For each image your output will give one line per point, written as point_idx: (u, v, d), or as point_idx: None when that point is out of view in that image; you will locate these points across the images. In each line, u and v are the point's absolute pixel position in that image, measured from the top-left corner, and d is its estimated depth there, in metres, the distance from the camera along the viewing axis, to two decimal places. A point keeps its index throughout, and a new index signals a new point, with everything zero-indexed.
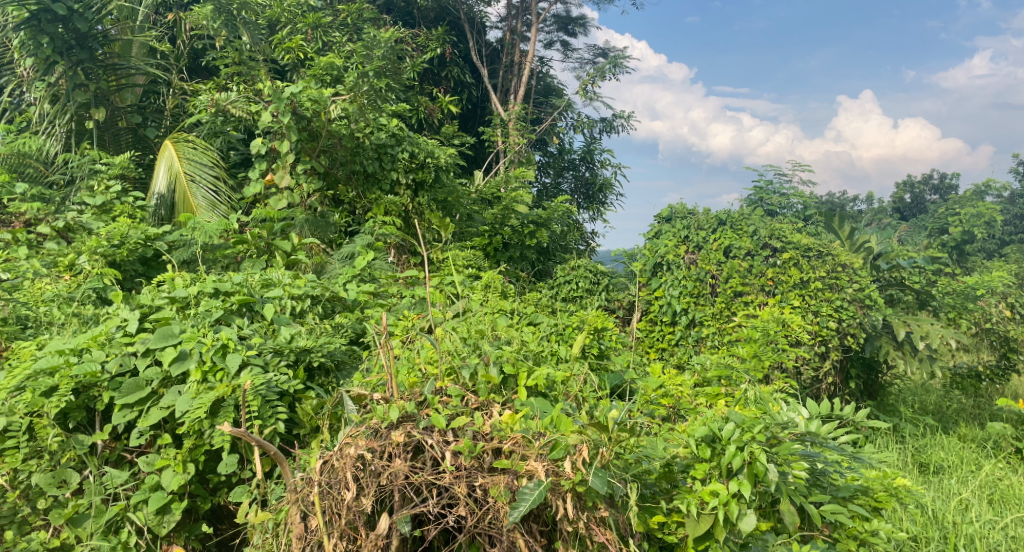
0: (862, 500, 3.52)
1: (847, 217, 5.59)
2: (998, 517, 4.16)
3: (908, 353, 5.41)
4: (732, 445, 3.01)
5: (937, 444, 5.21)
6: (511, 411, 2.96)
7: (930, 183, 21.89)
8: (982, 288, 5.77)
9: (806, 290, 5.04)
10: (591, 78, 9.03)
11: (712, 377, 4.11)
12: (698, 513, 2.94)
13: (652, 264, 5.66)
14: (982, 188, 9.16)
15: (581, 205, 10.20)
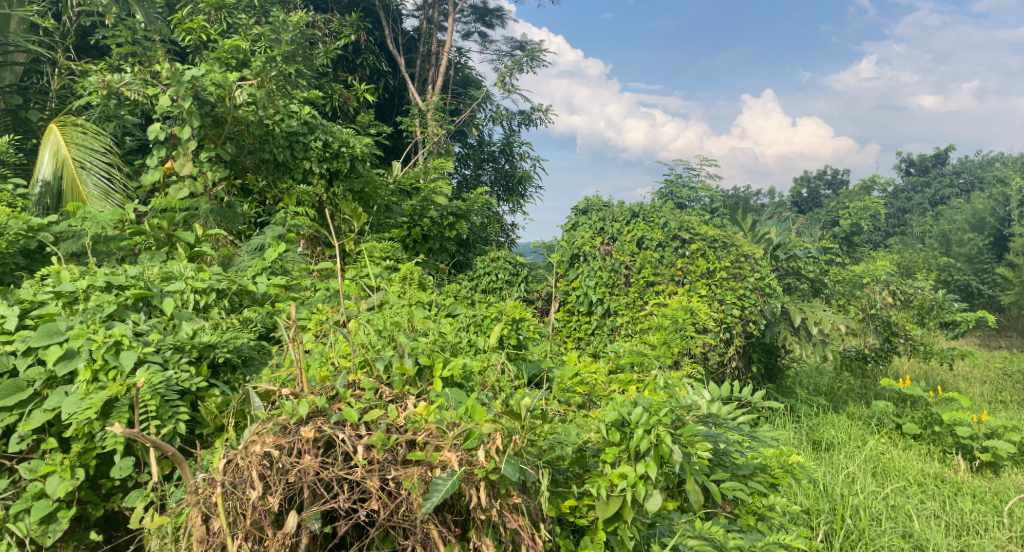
0: (761, 477, 3.80)
1: (749, 210, 5.94)
2: (879, 488, 4.54)
3: (803, 338, 5.80)
4: (639, 428, 3.14)
5: (828, 422, 5.62)
6: (426, 402, 2.94)
7: (825, 178, 23.45)
8: (867, 276, 6.27)
9: (712, 279, 5.30)
10: (509, 70, 9.07)
11: (625, 364, 4.24)
12: (608, 496, 3.04)
13: (569, 255, 5.75)
14: (868, 183, 9.89)
15: (501, 197, 10.25)
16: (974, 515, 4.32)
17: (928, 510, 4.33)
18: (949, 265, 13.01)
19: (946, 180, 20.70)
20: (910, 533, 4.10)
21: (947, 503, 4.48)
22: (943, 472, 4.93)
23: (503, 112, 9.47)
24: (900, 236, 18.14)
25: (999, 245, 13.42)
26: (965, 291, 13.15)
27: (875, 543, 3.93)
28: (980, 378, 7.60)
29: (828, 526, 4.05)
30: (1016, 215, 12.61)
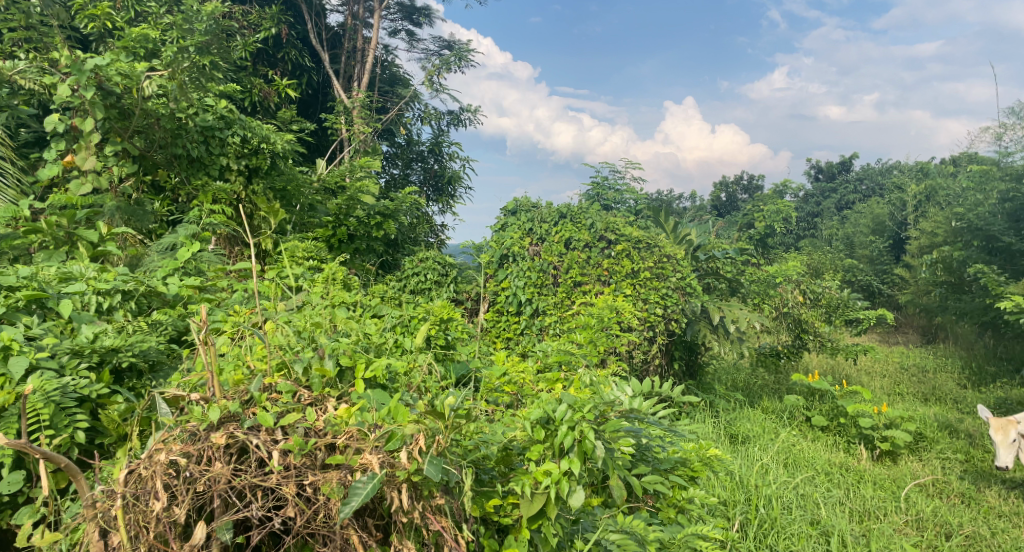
0: (681, 471, 3.94)
1: (671, 212, 6.15)
2: (790, 478, 4.79)
3: (721, 335, 6.04)
4: (564, 425, 3.17)
5: (744, 416, 5.87)
6: (347, 404, 2.88)
7: (741, 184, 24.55)
8: (779, 276, 6.60)
9: (636, 279, 5.45)
10: (437, 69, 9.02)
11: (552, 362, 4.28)
12: (532, 493, 3.06)
13: (499, 255, 5.77)
14: (780, 189, 10.43)
15: (431, 197, 10.17)
16: (874, 501, 4.61)
17: (834, 497, 4.59)
18: (853, 266, 13.89)
19: (851, 186, 22.05)
20: (817, 520, 4.34)
21: (851, 490, 4.76)
22: (848, 461, 5.26)
23: (432, 112, 9.41)
24: (810, 239, 19.21)
25: (897, 247, 14.42)
26: (867, 290, 14.08)
27: (785, 530, 4.13)
28: (880, 372, 8.14)
29: (743, 516, 4.24)
30: (911, 219, 13.61)
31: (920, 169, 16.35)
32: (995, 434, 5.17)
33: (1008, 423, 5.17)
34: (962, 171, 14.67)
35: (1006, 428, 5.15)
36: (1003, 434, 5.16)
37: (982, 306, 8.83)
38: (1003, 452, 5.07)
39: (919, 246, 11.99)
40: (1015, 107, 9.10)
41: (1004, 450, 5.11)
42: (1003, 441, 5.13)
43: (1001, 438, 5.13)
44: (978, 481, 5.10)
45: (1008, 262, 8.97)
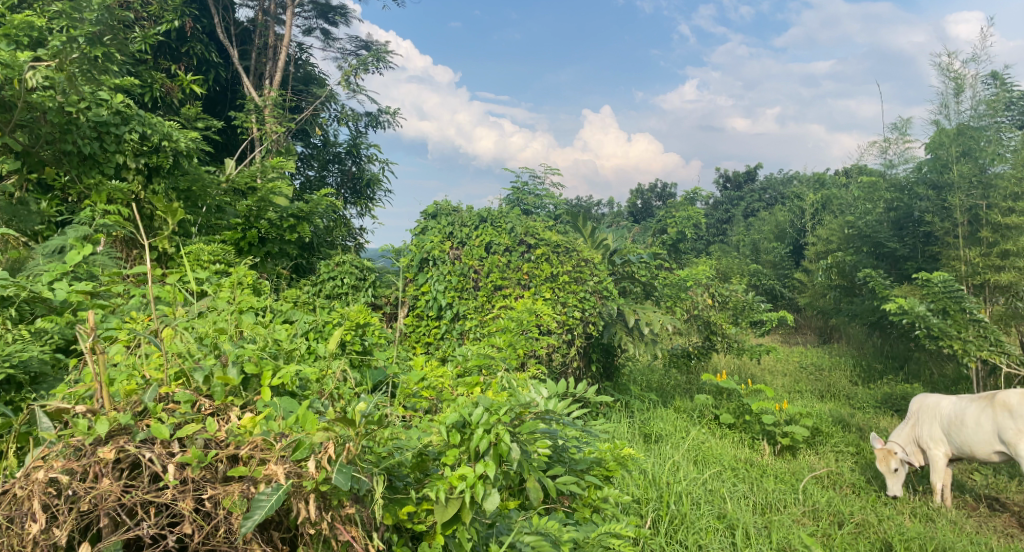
0: (596, 471, 4.03)
1: (589, 217, 6.30)
2: (699, 475, 5.01)
3: (636, 337, 6.23)
4: (480, 428, 3.17)
5: (657, 416, 6.08)
6: (252, 413, 2.76)
7: (656, 191, 25.47)
8: (690, 280, 6.88)
9: (556, 283, 5.53)
10: (354, 69, 8.85)
11: (472, 366, 4.28)
12: (446, 498, 3.04)
13: (418, 259, 5.66)
14: (691, 196, 10.91)
15: (349, 200, 9.97)
16: (775, 493, 4.87)
17: (739, 492, 4.83)
18: (758, 271, 14.70)
19: (756, 194, 23.23)
20: (724, 514, 4.54)
21: (755, 483, 5.02)
22: (752, 456, 5.54)
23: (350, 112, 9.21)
24: (720, 244, 20.17)
25: (796, 252, 15.34)
26: (770, 293, 14.93)
27: (694, 525, 4.31)
28: (782, 371, 8.65)
29: (655, 513, 4.39)
30: (808, 226, 14.57)
31: (816, 180, 17.53)
32: (882, 465, 5.18)
33: (891, 451, 5.21)
34: (852, 182, 15.84)
35: (890, 459, 5.17)
36: (888, 463, 5.19)
37: (870, 307, 9.55)
38: (892, 483, 5.07)
39: (816, 251, 12.82)
40: (898, 124, 9.91)
41: (891, 480, 5.11)
42: (889, 471, 5.14)
43: (886, 468, 5.15)
44: (866, 472, 5.49)
45: (893, 266, 9.74)
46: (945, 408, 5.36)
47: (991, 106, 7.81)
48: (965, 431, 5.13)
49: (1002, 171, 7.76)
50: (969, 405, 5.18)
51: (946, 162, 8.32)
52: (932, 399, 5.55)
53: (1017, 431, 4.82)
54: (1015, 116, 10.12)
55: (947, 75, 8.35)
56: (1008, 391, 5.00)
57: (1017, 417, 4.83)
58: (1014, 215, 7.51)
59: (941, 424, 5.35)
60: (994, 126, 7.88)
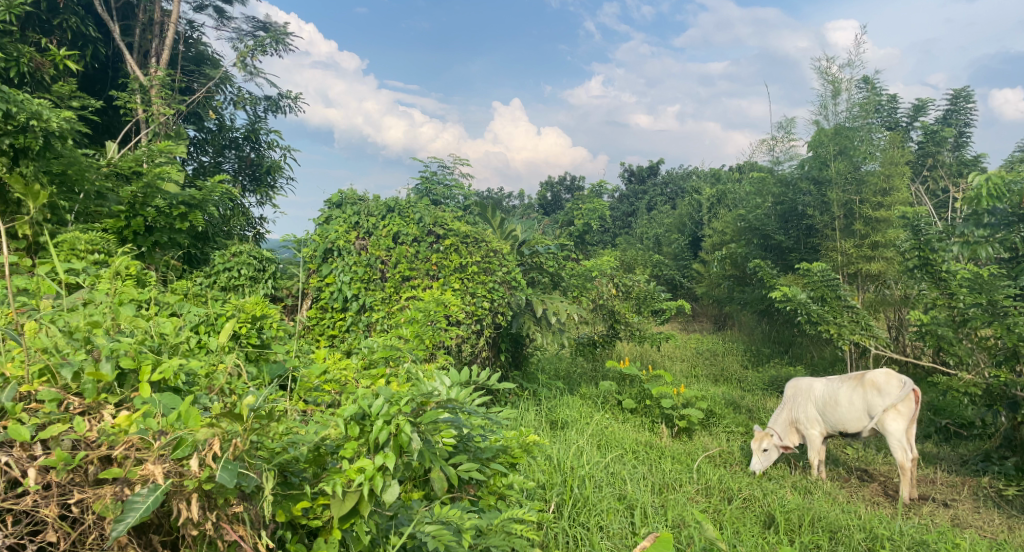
0: (502, 458, 4.07)
1: (497, 208, 6.32)
2: (602, 458, 5.19)
3: (544, 327, 6.32)
4: (379, 419, 3.13)
5: (563, 403, 6.22)
6: (129, 410, 2.61)
7: (565, 184, 25.93)
8: (595, 271, 7.05)
9: (464, 274, 5.52)
10: (250, 50, 8.46)
11: (377, 359, 4.21)
12: (344, 493, 2.99)
13: (322, 250, 5.48)
14: (597, 189, 11.23)
15: (247, 187, 9.55)
16: (671, 474, 5.13)
17: (639, 473, 5.03)
18: (660, 262, 15.35)
19: (658, 188, 24.06)
20: (624, 495, 4.72)
21: (653, 465, 5.25)
22: (651, 439, 5.80)
23: (247, 95, 8.77)
24: (625, 236, 20.83)
25: (694, 244, 16.07)
26: (671, 284, 15.65)
27: (595, 508, 4.45)
28: (680, 357, 9.09)
29: (559, 497, 4.51)
30: (705, 219, 15.32)
31: (713, 174, 18.46)
32: (754, 445, 5.49)
33: (765, 432, 5.52)
34: (745, 178, 16.81)
35: (763, 439, 5.48)
36: (759, 443, 5.50)
37: (760, 296, 10.17)
38: (757, 461, 5.38)
39: (712, 243, 13.50)
40: (784, 124, 10.57)
41: (758, 459, 5.43)
42: (758, 450, 5.45)
43: (758, 447, 5.46)
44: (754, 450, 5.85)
45: (779, 257, 10.39)
46: (819, 390, 5.78)
47: (863, 108, 8.69)
48: (840, 409, 5.55)
49: (872, 169, 8.59)
50: (841, 385, 5.63)
51: (825, 160, 8.92)
52: (805, 382, 5.95)
53: (885, 407, 5.30)
54: (884, 118, 11.04)
55: (825, 78, 8.99)
56: (874, 372, 5.50)
57: (885, 395, 5.32)
58: (884, 209, 8.43)
59: (816, 405, 5.75)
60: (865, 127, 8.75)
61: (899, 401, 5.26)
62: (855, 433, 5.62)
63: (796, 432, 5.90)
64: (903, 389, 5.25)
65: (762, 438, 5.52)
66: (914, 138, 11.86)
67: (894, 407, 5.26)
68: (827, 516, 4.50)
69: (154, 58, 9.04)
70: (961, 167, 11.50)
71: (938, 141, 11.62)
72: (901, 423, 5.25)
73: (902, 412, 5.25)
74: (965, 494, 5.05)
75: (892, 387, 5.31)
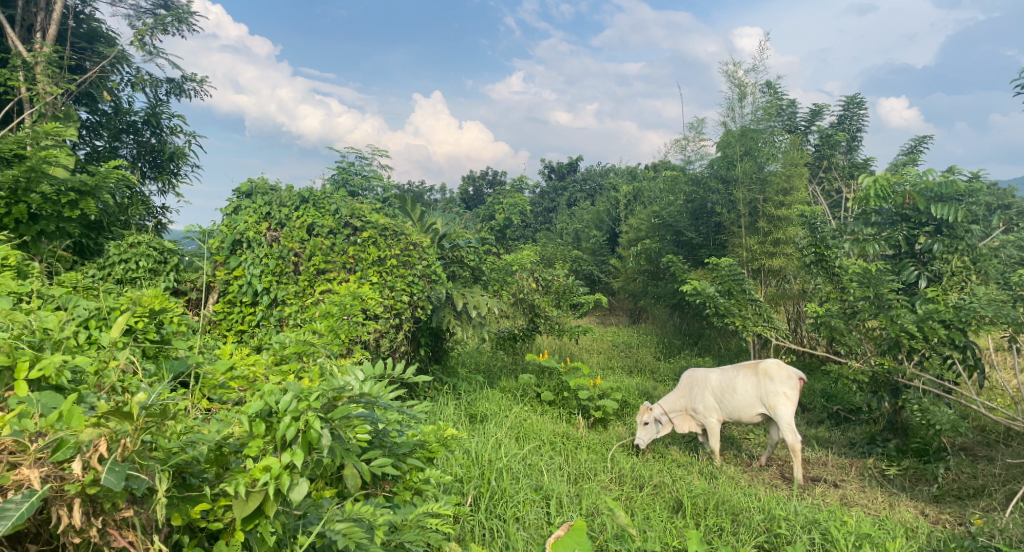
0: (419, 453, 4.03)
1: (418, 201, 6.23)
2: (520, 450, 5.25)
3: (464, 320, 6.29)
4: (287, 416, 3.03)
5: (483, 396, 6.26)
6: (4, 411, 2.43)
7: (486, 178, 25.98)
8: (516, 265, 7.08)
9: (383, 267, 5.42)
10: (149, 29, 7.98)
11: (289, 354, 4.07)
12: (247, 493, 2.88)
13: (230, 241, 5.13)
14: (519, 185, 11.34)
15: (147, 174, 9.02)
16: (586, 463, 5.27)
17: (555, 464, 5.13)
18: (579, 257, 15.68)
19: (578, 185, 24.42)
20: (540, 486, 4.80)
21: (569, 455, 5.38)
22: (568, 430, 5.94)
23: (146, 76, 8.26)
24: (545, 231, 21.07)
25: (612, 240, 16.48)
26: (589, 278, 16.01)
27: (512, 499, 4.50)
28: (597, 350, 9.34)
29: (476, 490, 4.53)
30: (622, 215, 15.71)
31: (629, 172, 18.98)
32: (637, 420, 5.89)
33: (649, 407, 5.90)
34: (658, 176, 17.34)
35: (645, 414, 5.87)
36: (641, 417, 5.94)
37: (672, 290, 10.57)
38: (640, 434, 5.78)
39: (628, 239, 13.90)
40: (695, 124, 10.98)
41: (641, 432, 5.82)
42: (640, 424, 5.85)
43: (641, 421, 5.85)
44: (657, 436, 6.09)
45: (690, 252, 10.79)
46: (713, 379, 6.04)
47: (767, 112, 9.34)
48: (737, 396, 5.84)
49: (774, 169, 9.07)
50: (736, 375, 5.91)
51: (732, 160, 9.35)
52: (700, 373, 6.20)
53: (777, 394, 5.62)
54: (785, 121, 11.67)
55: (733, 82, 9.41)
56: (766, 361, 5.84)
57: (777, 382, 5.65)
58: (784, 208, 8.90)
59: (712, 394, 6.00)
60: (768, 130, 9.39)
61: (789, 388, 5.60)
62: (748, 419, 5.92)
63: (692, 419, 6.16)
64: (794, 378, 5.61)
65: (644, 413, 5.94)
66: (812, 141, 12.59)
67: (785, 393, 5.59)
68: (729, 499, 4.74)
69: (39, 33, 8.35)
70: (853, 170, 12.32)
71: (833, 145, 12.39)
72: (790, 407, 5.57)
73: (791, 398, 5.59)
74: (852, 475, 5.44)
75: (783, 375, 5.67)
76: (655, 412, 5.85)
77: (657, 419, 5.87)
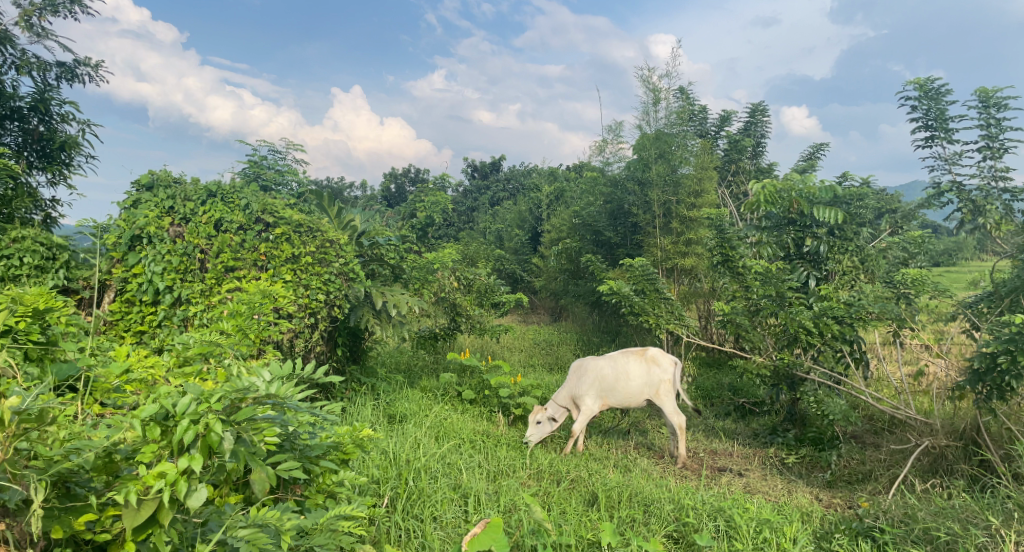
0: (333, 455, 3.91)
1: (335, 197, 6.09)
2: (439, 449, 5.22)
3: (384, 320, 6.16)
4: (184, 419, 2.88)
5: (402, 396, 6.20)
6: None
7: (409, 176, 25.73)
8: (437, 263, 7.02)
9: (297, 264, 5.28)
10: (37, 9, 7.44)
11: (193, 355, 3.86)
12: (139, 501, 2.72)
13: (128, 237, 4.78)
14: (441, 183, 11.27)
15: (34, 164, 8.41)
16: (506, 460, 5.31)
17: (474, 462, 5.13)
18: (502, 257, 15.74)
19: (500, 184, 24.52)
20: (458, 484, 4.78)
21: (489, 453, 5.42)
22: (488, 428, 5.98)
23: (32, 60, 7.69)
24: (468, 230, 21.03)
25: (534, 239, 16.63)
26: (512, 277, 16.11)
27: (431, 499, 4.47)
28: (519, 348, 9.44)
29: (393, 491, 4.47)
30: (544, 215, 15.92)
31: (551, 172, 19.25)
32: (529, 417, 5.95)
33: (540, 406, 5.97)
34: (579, 177, 17.64)
35: (537, 413, 5.95)
36: (533, 416, 5.96)
37: (591, 289, 10.80)
38: (530, 433, 5.84)
39: (549, 239, 14.08)
40: (613, 127, 11.23)
41: (535, 431, 5.87)
42: (532, 422, 5.92)
43: (534, 420, 5.89)
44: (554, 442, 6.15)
45: (608, 252, 11.03)
46: (606, 368, 6.16)
47: (680, 117, 9.63)
48: (629, 384, 6.11)
49: (686, 172, 9.43)
50: (628, 362, 6.15)
51: (647, 163, 9.63)
52: (590, 361, 6.29)
53: (664, 381, 6.15)
54: (697, 126, 12.14)
55: (648, 87, 9.70)
56: (652, 348, 6.29)
57: (664, 368, 6.17)
58: (695, 210, 9.26)
59: (603, 382, 6.14)
60: (681, 134, 9.68)
61: (673, 375, 6.18)
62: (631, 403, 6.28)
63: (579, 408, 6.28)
64: (677, 366, 6.21)
65: (536, 411, 5.98)
66: (722, 146, 13.14)
67: (670, 380, 6.16)
68: (642, 491, 4.89)
69: None
70: (758, 174, 12.98)
71: (740, 150, 12.97)
72: (673, 393, 6.17)
73: (674, 384, 6.18)
74: (755, 464, 5.72)
75: (667, 362, 6.21)
76: (546, 410, 5.95)
77: (549, 415, 5.98)
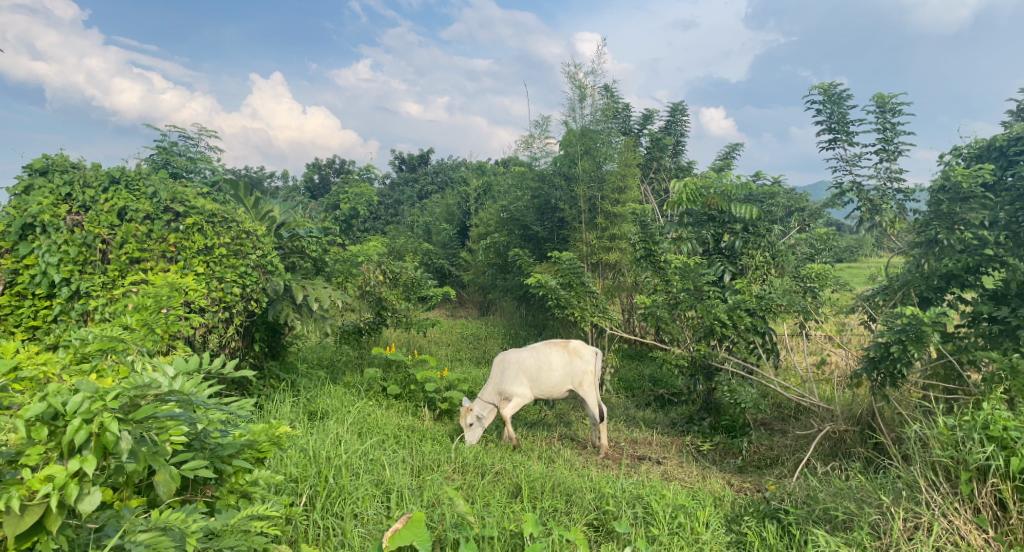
0: (247, 454, 3.76)
1: (252, 186, 5.87)
2: (362, 445, 5.13)
3: (305, 314, 5.99)
4: (75, 419, 2.68)
5: (324, 392, 6.07)
6: None
7: (334, 167, 25.10)
8: (361, 256, 6.88)
9: (210, 256, 5.07)
10: None
11: (90, 351, 3.62)
12: (22, 507, 2.55)
13: (19, 225, 4.41)
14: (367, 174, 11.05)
15: None
16: (430, 455, 5.28)
17: (398, 457, 5.07)
18: (429, 250, 15.59)
19: (428, 177, 24.28)
20: (381, 480, 4.70)
21: (413, 448, 5.36)
22: (413, 423, 5.93)
23: None
24: (394, 223, 20.70)
25: (462, 233, 16.55)
26: (440, 272, 15.98)
27: (351, 496, 4.38)
28: (445, 342, 9.40)
29: (312, 490, 4.36)
30: (472, 209, 15.90)
31: (478, 166, 19.24)
32: (461, 420, 5.93)
33: (469, 407, 5.95)
34: (507, 171, 17.71)
35: (467, 414, 5.93)
36: (463, 418, 5.94)
37: (519, 284, 10.87)
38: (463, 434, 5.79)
39: (477, 233, 14.08)
40: (540, 122, 11.32)
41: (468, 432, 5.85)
42: (464, 425, 5.90)
43: (465, 423, 5.86)
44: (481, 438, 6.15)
45: (536, 246, 11.12)
46: (528, 359, 6.25)
47: (604, 114, 9.78)
48: (551, 374, 6.19)
49: (611, 169, 9.62)
50: (550, 353, 6.24)
51: (573, 158, 9.77)
52: (512, 354, 6.35)
53: (585, 371, 6.25)
54: (621, 124, 12.42)
55: (574, 84, 9.83)
56: (573, 340, 6.40)
57: (585, 359, 6.29)
58: (619, 205, 9.46)
59: (527, 373, 6.21)
60: (606, 131, 9.85)
61: (594, 366, 6.29)
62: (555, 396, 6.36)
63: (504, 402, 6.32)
64: (597, 356, 6.32)
65: (466, 413, 5.95)
66: (645, 144, 13.49)
67: (591, 371, 6.26)
68: (564, 481, 4.96)
69: None
70: (679, 172, 13.41)
71: (662, 148, 13.34)
72: (595, 384, 6.28)
73: (596, 375, 6.28)
74: (673, 452, 5.92)
75: (588, 354, 6.33)
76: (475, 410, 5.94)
77: (479, 414, 5.97)
